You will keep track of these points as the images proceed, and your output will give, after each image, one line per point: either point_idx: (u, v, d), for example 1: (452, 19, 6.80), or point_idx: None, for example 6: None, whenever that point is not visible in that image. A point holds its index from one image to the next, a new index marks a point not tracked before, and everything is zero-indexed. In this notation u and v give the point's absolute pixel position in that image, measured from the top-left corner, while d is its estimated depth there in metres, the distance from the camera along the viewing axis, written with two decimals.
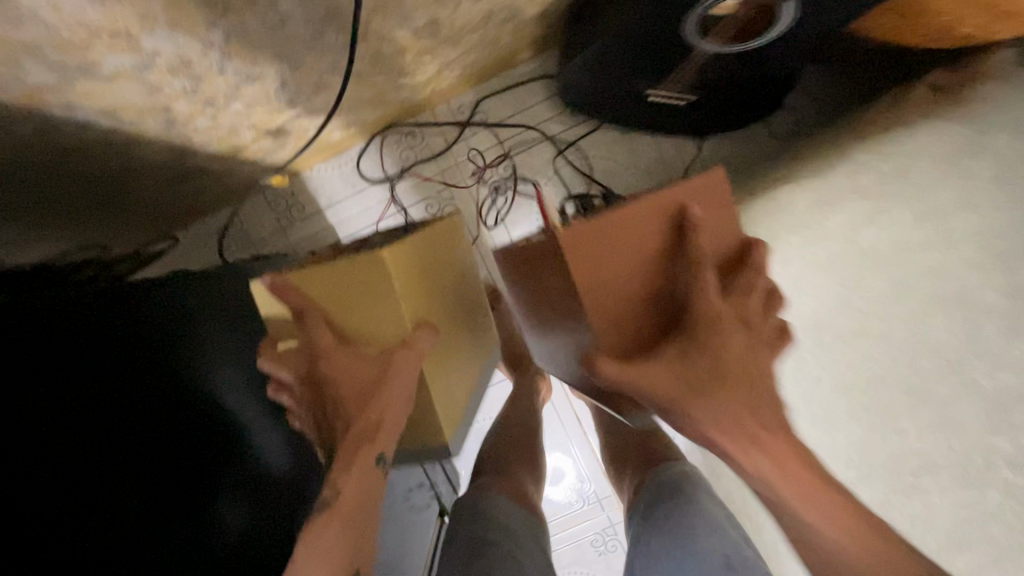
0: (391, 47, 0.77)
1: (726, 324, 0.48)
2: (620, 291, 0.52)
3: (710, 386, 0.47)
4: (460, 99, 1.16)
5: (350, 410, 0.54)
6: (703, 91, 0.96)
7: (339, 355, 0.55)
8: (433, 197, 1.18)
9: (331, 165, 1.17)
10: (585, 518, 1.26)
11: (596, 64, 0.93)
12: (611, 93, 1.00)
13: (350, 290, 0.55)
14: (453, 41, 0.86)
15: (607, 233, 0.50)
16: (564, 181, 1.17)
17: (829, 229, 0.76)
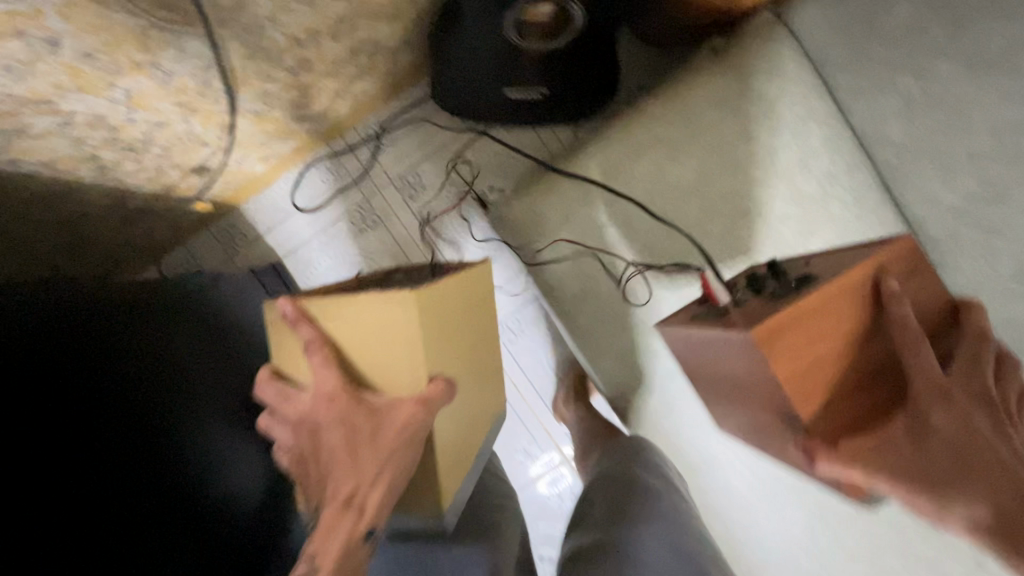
0: (276, 86, 0.97)
1: (952, 382, 0.63)
2: (824, 356, 0.65)
3: (918, 432, 0.60)
4: (365, 122, 1.34)
5: (367, 447, 0.68)
6: (553, 82, 1.12)
7: (360, 407, 0.69)
8: (356, 209, 1.37)
9: (265, 195, 1.36)
10: (544, 478, 1.44)
11: (455, 67, 1.10)
12: (480, 98, 1.17)
13: (376, 334, 0.70)
14: (332, 75, 1.06)
15: (796, 325, 0.64)
16: (465, 179, 1.36)
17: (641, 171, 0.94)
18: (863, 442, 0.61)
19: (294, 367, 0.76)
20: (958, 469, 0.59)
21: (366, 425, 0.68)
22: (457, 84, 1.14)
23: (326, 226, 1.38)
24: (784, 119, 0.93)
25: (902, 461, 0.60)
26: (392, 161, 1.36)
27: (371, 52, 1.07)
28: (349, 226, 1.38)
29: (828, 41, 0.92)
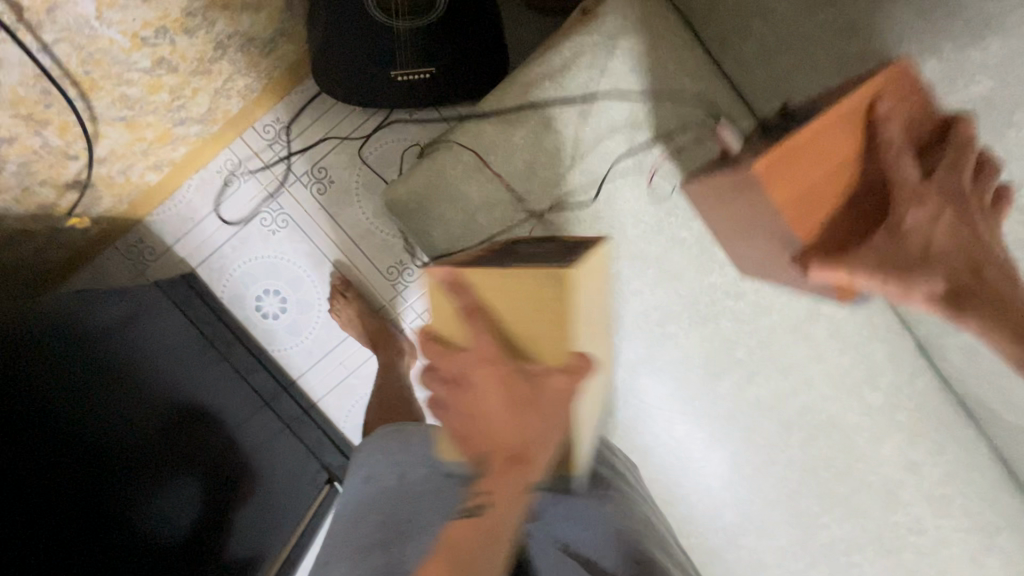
0: (136, 89, 0.94)
1: (925, 192, 0.64)
2: (833, 173, 0.66)
3: (889, 232, 0.64)
4: (262, 121, 1.31)
5: (474, 447, 0.64)
6: (436, 58, 1.08)
7: (454, 405, 0.64)
8: (265, 211, 1.34)
9: (168, 206, 1.32)
10: None
11: (332, 48, 1.06)
12: (368, 83, 1.11)
13: (518, 301, 0.63)
14: (202, 73, 1.02)
15: (794, 152, 0.63)
16: (374, 169, 1.34)
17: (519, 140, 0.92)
18: (897, 244, 0.64)
19: (529, 340, 0.64)
20: (919, 261, 0.64)
21: (456, 417, 0.64)
22: (341, 70, 1.10)
23: (236, 231, 1.34)
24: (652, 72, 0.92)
25: (897, 256, 0.64)
26: (294, 157, 1.33)
27: (242, 45, 1.04)
28: (260, 229, 1.34)
29: None
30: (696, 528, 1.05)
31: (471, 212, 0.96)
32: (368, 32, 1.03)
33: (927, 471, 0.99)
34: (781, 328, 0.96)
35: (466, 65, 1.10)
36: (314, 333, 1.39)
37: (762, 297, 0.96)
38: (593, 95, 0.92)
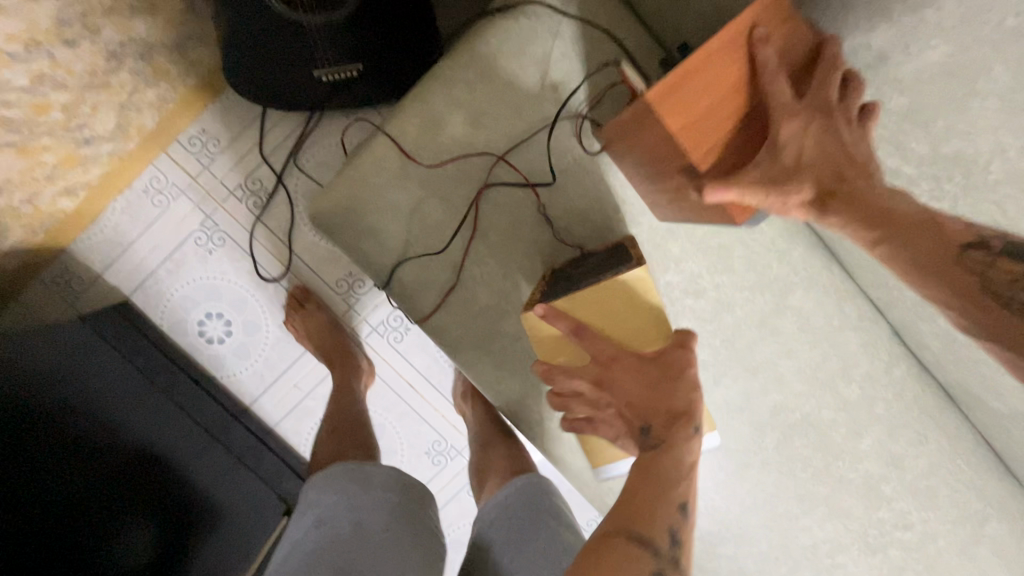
0: (19, 110, 0.85)
1: (799, 112, 0.63)
2: (719, 105, 0.66)
3: (774, 161, 0.63)
4: (187, 133, 1.20)
5: (656, 403, 0.73)
6: (360, 53, 0.99)
7: (624, 374, 0.74)
8: (200, 230, 1.25)
9: (92, 232, 1.22)
10: (452, 474, 1.38)
11: (241, 48, 0.97)
12: (293, 83, 1.03)
13: (611, 307, 0.76)
14: (99, 88, 0.92)
15: (680, 76, 0.62)
16: (312, 177, 1.25)
17: (446, 143, 0.83)
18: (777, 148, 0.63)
19: (633, 333, 0.78)
20: (796, 175, 0.63)
21: (623, 386, 0.74)
22: (264, 75, 1.01)
23: (170, 253, 1.25)
24: (590, 55, 0.82)
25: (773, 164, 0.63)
26: (226, 171, 1.23)
27: (141, 54, 0.94)
28: (195, 249, 1.26)
29: None
30: None
31: (404, 221, 0.86)
32: (280, 32, 0.94)
33: (910, 465, 0.93)
34: (746, 325, 0.90)
35: (389, 48, 1.00)
36: (265, 355, 1.31)
37: (723, 293, 0.89)
38: (530, 85, 0.82)
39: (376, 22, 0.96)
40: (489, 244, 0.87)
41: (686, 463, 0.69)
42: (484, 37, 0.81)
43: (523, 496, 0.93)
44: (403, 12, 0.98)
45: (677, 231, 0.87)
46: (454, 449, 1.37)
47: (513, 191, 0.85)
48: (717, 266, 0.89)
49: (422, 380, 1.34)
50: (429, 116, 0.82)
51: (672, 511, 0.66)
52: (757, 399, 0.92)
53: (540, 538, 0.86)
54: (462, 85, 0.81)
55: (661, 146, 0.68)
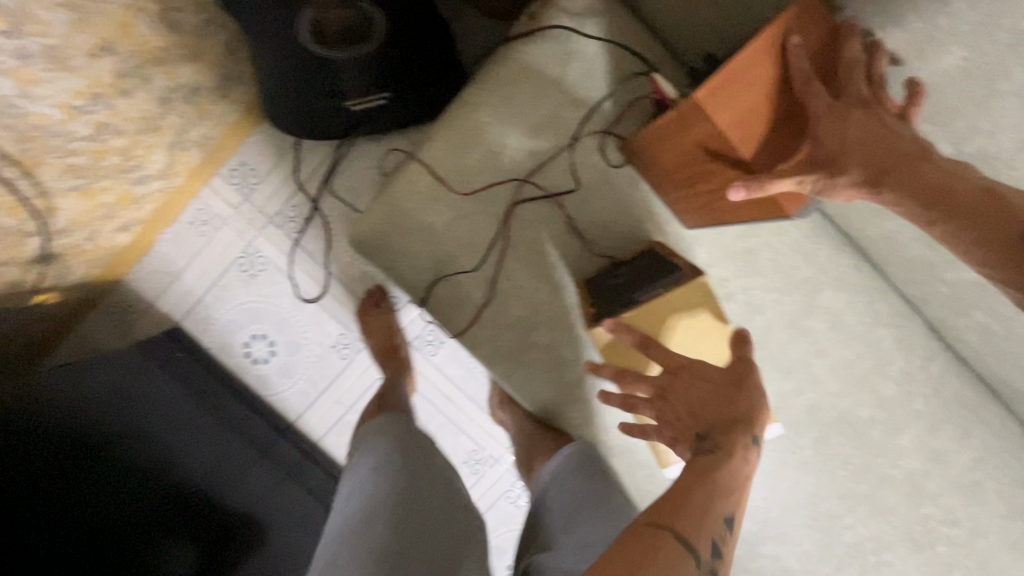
0: (83, 157, 0.91)
1: (836, 107, 0.63)
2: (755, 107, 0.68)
3: (815, 154, 0.64)
4: (228, 166, 1.28)
5: (712, 415, 0.64)
6: (390, 84, 1.03)
7: (681, 378, 0.66)
8: (243, 256, 1.32)
9: (144, 264, 1.30)
10: (491, 481, 1.41)
11: (275, 79, 1.01)
12: (326, 115, 1.06)
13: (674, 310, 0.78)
14: (153, 130, 0.99)
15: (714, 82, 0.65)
16: (346, 201, 1.31)
17: (474, 166, 0.87)
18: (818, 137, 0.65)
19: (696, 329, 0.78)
20: (838, 164, 0.63)
21: (687, 393, 0.65)
22: (299, 108, 1.05)
23: (216, 280, 1.32)
24: (611, 72, 0.85)
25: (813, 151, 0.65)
26: (265, 200, 1.30)
27: (189, 96, 1.01)
28: (239, 274, 1.32)
29: None
30: None
31: (438, 240, 0.90)
32: (313, 70, 0.98)
33: (953, 460, 0.92)
34: (777, 325, 0.91)
35: (414, 70, 1.04)
36: (307, 372, 1.37)
37: (752, 295, 0.90)
38: (555, 105, 0.85)
39: (402, 48, 1.00)
40: (523, 258, 0.90)
41: (743, 484, 0.58)
42: (509, 63, 0.84)
43: (572, 469, 0.90)
44: (426, 46, 1.04)
45: (703, 237, 0.89)
46: (492, 456, 1.41)
47: (544, 206, 0.88)
48: (745, 269, 0.90)
49: (458, 390, 1.38)
50: (460, 138, 0.85)
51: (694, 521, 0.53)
52: (794, 398, 0.93)
53: (599, 515, 0.83)
54: (489, 110, 0.85)
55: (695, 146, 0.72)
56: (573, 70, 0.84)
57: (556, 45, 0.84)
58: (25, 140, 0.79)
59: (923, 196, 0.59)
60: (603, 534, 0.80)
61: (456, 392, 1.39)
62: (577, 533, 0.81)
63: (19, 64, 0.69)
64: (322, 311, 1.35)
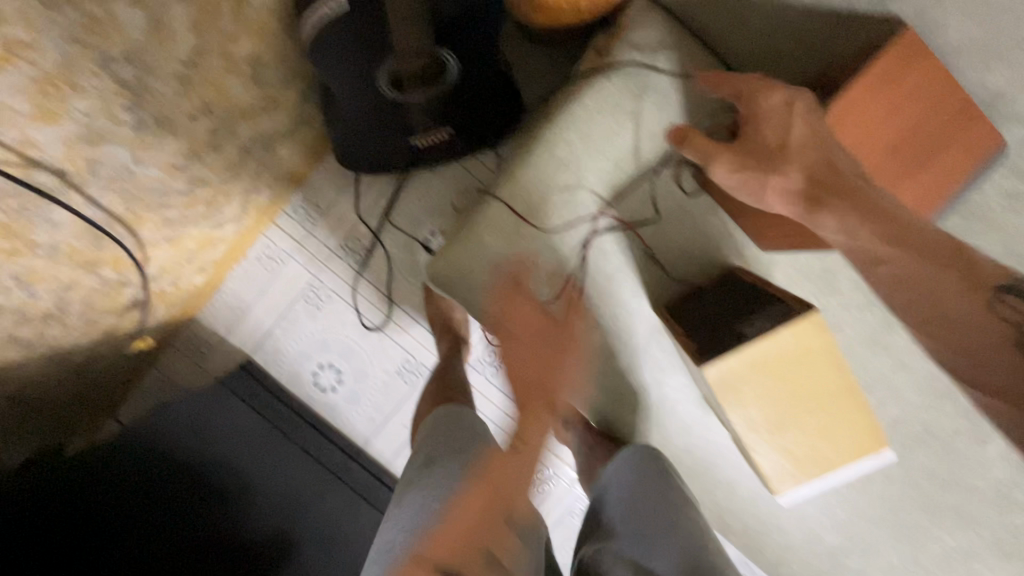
0: (176, 210, 0.96)
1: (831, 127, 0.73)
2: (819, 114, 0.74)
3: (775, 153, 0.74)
4: (292, 203, 1.32)
5: (526, 388, 0.70)
6: (452, 119, 1.07)
7: (517, 347, 0.72)
8: (308, 289, 1.36)
9: (215, 300, 1.35)
10: (556, 497, 1.43)
11: (345, 125, 1.02)
12: (388, 151, 1.10)
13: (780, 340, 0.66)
14: (234, 177, 1.03)
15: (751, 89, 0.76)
16: (407, 232, 1.34)
17: (551, 201, 0.89)
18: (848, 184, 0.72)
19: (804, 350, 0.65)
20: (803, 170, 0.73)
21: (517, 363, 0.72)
22: (365, 146, 1.07)
23: (282, 313, 1.37)
24: (683, 101, 0.87)
25: (852, 202, 0.71)
26: (328, 234, 1.34)
27: (266, 144, 1.05)
28: (305, 307, 1.37)
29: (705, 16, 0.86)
30: (794, 554, 1.01)
31: (516, 274, 0.93)
32: (386, 112, 0.99)
33: None
34: (857, 343, 0.92)
35: (476, 109, 1.08)
36: (374, 399, 1.41)
37: (831, 314, 0.91)
38: (630, 140, 0.87)
39: (468, 90, 1.03)
40: (598, 285, 0.93)
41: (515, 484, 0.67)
42: (582, 100, 0.87)
43: (631, 470, 0.94)
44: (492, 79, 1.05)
45: (780, 260, 0.90)
46: (556, 473, 1.42)
47: (620, 236, 0.90)
48: (823, 288, 0.91)
49: (521, 408, 1.41)
50: (535, 175, 0.89)
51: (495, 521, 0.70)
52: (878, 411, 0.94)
53: (664, 533, 0.87)
54: (564, 147, 0.87)
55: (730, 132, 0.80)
56: (646, 106, 0.87)
57: (627, 81, 0.86)
58: (132, 202, 0.83)
59: (918, 288, 0.72)
60: (673, 554, 0.84)
61: (519, 410, 1.41)
62: (645, 549, 0.85)
63: (136, 134, 0.74)
64: (385, 339, 1.38)
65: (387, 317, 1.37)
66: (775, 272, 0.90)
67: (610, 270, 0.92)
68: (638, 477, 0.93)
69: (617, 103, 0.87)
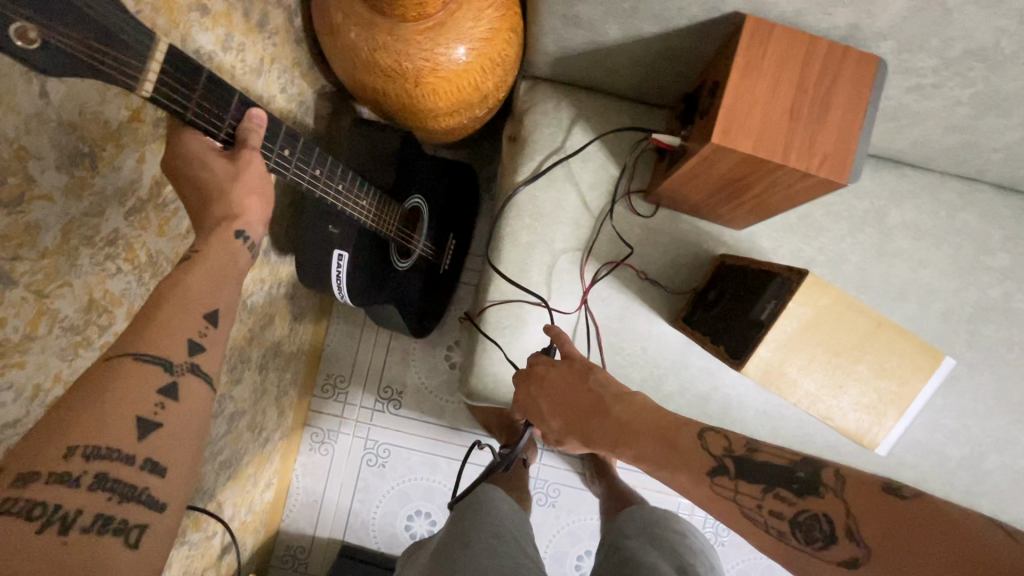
0: (224, 446, 1.04)
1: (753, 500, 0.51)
2: (648, 420, 0.62)
3: (603, 433, 0.65)
4: (319, 383, 1.38)
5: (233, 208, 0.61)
6: (433, 213, 1.16)
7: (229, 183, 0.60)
8: (365, 452, 1.36)
9: (290, 501, 1.35)
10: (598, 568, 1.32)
11: (375, 257, 1.01)
12: (422, 287, 1.15)
13: (841, 321, 0.66)
14: (258, 391, 1.12)
15: (590, 422, 0.67)
16: (427, 358, 1.39)
17: (545, 207, 0.94)
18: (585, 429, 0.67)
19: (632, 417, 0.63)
20: (630, 434, 0.62)
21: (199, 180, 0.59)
22: (376, 294, 1.04)
23: (350, 482, 1.36)
24: (593, 151, 0.94)
25: (653, 450, 0.59)
26: (358, 393, 1.38)
27: (274, 353, 1.15)
28: (371, 470, 1.35)
29: (567, 71, 0.91)
30: (934, 482, 0.93)
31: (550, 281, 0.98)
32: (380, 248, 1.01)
33: None
34: (868, 264, 0.92)
35: (449, 182, 1.18)
36: (390, 494, 1.35)
37: (898, 244, 0.93)
38: (589, 204, 0.95)
39: (439, 187, 1.16)
40: (673, 345, 0.94)
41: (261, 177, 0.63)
42: (516, 188, 0.95)
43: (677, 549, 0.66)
44: (403, 171, 1.04)
45: (759, 228, 0.93)
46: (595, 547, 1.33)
47: (612, 277, 0.94)
48: (873, 217, 0.93)
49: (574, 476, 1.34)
50: (545, 213, 0.94)
51: (72, 455, 0.40)
52: (938, 308, 0.92)
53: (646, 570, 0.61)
54: (523, 232, 0.94)
55: (592, 412, 0.67)
56: (540, 200, 0.94)
57: (547, 151, 0.95)
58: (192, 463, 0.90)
59: (600, 429, 0.66)
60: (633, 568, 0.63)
61: (573, 478, 1.35)
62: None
63: None
64: (401, 450, 1.36)
65: (430, 435, 1.37)
66: (786, 230, 0.93)
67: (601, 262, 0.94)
68: (695, 567, 0.63)
69: (542, 167, 0.94)
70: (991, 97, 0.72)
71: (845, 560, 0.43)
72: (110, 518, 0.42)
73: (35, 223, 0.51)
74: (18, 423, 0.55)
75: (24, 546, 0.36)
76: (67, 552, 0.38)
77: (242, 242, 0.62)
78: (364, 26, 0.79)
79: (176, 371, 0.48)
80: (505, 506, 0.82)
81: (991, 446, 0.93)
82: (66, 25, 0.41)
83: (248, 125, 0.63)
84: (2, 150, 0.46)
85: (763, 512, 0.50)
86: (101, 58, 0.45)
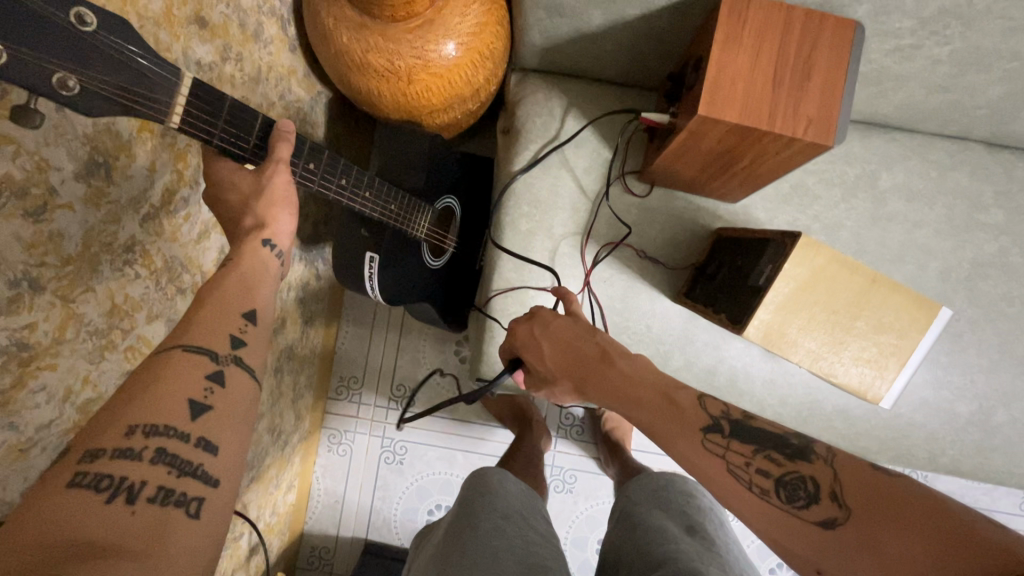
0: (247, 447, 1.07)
1: (741, 458, 0.52)
2: (648, 382, 0.63)
3: (592, 385, 0.67)
4: (332, 386, 1.41)
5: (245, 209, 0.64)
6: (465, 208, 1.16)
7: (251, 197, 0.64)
8: (382, 450, 1.38)
9: (313, 504, 1.38)
10: None
11: (407, 258, 1.03)
12: (456, 281, 1.16)
13: (837, 280, 0.68)
14: (275, 394, 1.15)
15: (583, 380, 0.69)
16: (437, 353, 1.42)
17: (540, 194, 0.97)
18: (580, 377, 0.69)
19: (630, 381, 0.64)
20: (620, 392, 0.64)
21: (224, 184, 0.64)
22: (416, 293, 1.05)
23: (368, 480, 1.38)
24: (585, 136, 0.96)
25: (654, 402, 0.61)
26: (371, 392, 1.40)
27: (288, 356, 1.18)
28: (388, 467, 1.38)
29: (554, 59, 0.93)
30: (946, 438, 0.94)
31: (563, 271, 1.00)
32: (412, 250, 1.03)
33: None
34: (863, 229, 0.94)
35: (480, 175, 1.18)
36: (407, 489, 1.37)
37: (892, 207, 0.94)
38: (586, 187, 0.97)
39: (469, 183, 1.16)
40: (676, 320, 0.95)
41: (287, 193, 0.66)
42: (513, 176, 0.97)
43: (687, 508, 0.68)
44: (432, 175, 1.04)
45: (754, 201, 0.95)
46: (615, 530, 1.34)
47: (613, 257, 0.96)
48: (865, 181, 0.94)
49: (590, 459, 1.36)
50: (546, 199, 0.97)
51: (133, 433, 0.43)
52: (936, 267, 0.93)
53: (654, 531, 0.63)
54: (523, 219, 0.96)
55: (585, 372, 0.69)
56: (537, 187, 0.97)
57: (540, 138, 0.97)
58: None
59: (593, 384, 0.67)
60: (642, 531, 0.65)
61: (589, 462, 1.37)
62: (633, 543, 0.64)
63: None
64: (416, 445, 1.38)
65: (444, 429, 1.39)
66: (781, 200, 0.94)
67: (602, 244, 0.96)
68: (702, 524, 0.65)
69: (538, 154, 0.97)
70: (970, 54, 0.73)
71: (824, 519, 0.45)
72: (170, 491, 0.43)
73: (57, 231, 0.54)
74: (51, 423, 0.58)
75: (94, 515, 0.38)
76: (137, 524, 0.40)
77: (269, 250, 0.65)
78: (356, 30, 0.81)
79: (221, 362, 0.51)
80: (518, 486, 0.84)
81: (999, 401, 0.94)
82: (99, 68, 0.44)
83: (280, 135, 0.65)
84: (25, 162, 0.49)
85: (743, 465, 0.52)
86: (132, 95, 0.48)
